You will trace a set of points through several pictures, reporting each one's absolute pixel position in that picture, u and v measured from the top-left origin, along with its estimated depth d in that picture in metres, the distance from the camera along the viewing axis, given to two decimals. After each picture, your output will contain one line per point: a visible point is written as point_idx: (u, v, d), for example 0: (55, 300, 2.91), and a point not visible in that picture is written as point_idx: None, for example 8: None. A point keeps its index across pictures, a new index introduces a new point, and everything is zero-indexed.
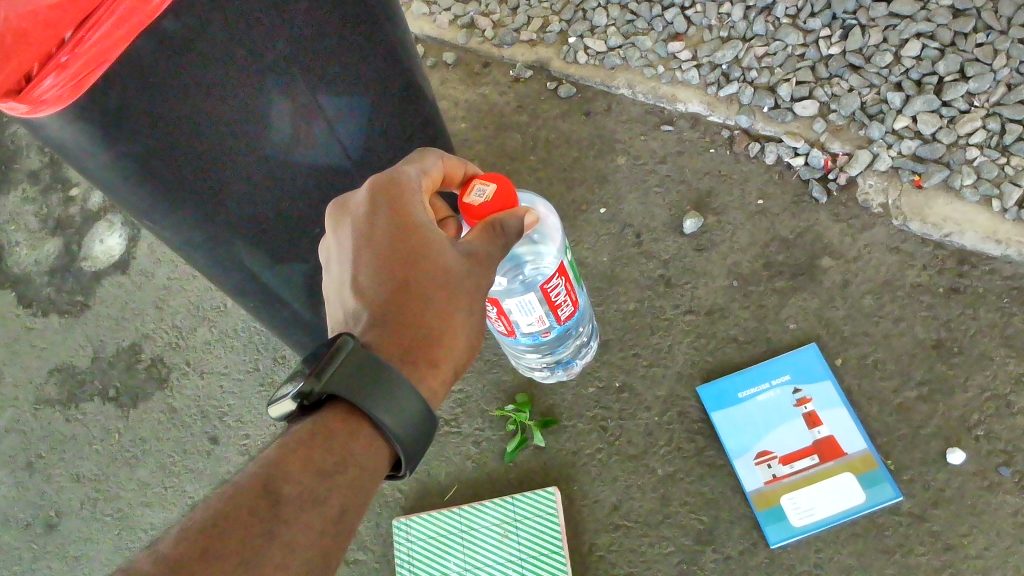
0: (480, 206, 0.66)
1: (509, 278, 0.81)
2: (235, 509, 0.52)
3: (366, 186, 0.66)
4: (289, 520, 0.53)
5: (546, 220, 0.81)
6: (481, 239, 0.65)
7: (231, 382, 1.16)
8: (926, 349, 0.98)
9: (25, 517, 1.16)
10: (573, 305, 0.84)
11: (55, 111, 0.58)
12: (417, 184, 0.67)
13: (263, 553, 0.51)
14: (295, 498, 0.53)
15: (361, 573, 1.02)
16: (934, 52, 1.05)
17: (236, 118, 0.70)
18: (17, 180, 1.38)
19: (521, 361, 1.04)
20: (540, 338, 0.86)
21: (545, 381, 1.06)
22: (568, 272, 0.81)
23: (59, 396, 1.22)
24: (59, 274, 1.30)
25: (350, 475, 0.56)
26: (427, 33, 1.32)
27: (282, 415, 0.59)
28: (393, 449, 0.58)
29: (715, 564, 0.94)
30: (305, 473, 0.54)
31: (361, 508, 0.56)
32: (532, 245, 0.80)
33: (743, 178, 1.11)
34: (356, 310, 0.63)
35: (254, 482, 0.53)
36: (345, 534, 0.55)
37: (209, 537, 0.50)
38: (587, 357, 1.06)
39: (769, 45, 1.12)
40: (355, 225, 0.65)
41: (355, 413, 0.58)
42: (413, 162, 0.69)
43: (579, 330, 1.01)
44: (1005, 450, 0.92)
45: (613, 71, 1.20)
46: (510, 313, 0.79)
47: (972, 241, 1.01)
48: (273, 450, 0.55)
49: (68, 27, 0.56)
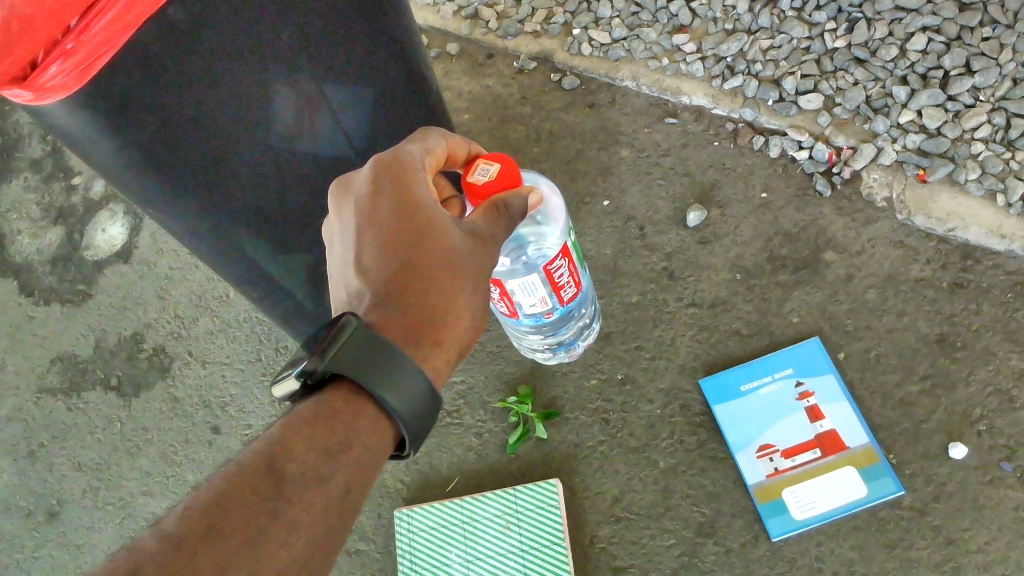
0: (483, 185, 0.66)
1: (512, 259, 0.81)
2: (239, 486, 0.52)
3: (369, 166, 0.66)
4: (293, 499, 0.53)
5: (548, 201, 0.82)
6: (486, 219, 0.64)
7: (233, 372, 1.16)
8: (929, 343, 0.98)
9: (27, 505, 1.16)
10: (575, 286, 0.84)
11: (59, 97, 0.58)
12: (421, 163, 0.67)
13: (267, 531, 0.51)
14: (298, 477, 0.53)
15: (362, 563, 1.02)
16: (940, 46, 1.05)
17: (241, 108, 0.70)
18: (19, 168, 1.37)
19: (522, 342, 1.05)
20: (542, 319, 0.86)
21: (546, 362, 1.06)
22: (571, 253, 0.81)
23: (61, 385, 1.22)
24: (61, 263, 1.30)
25: (353, 454, 0.56)
26: (431, 24, 1.32)
27: (284, 394, 0.59)
28: (395, 430, 0.58)
29: (715, 557, 0.94)
30: (308, 453, 0.55)
31: (364, 488, 0.57)
32: (535, 226, 0.81)
33: (747, 171, 1.10)
34: (359, 290, 0.63)
35: (257, 461, 0.53)
36: (348, 513, 0.55)
37: (212, 515, 0.50)
38: (588, 339, 1.06)
39: (774, 37, 1.11)
40: (359, 204, 0.65)
41: (358, 393, 0.58)
42: (416, 141, 0.69)
43: (582, 312, 1.01)
44: (1007, 445, 0.93)
45: (617, 63, 1.20)
46: (513, 294, 0.79)
47: (976, 236, 1.01)
48: (276, 430, 0.55)
49: (73, 13, 0.55)
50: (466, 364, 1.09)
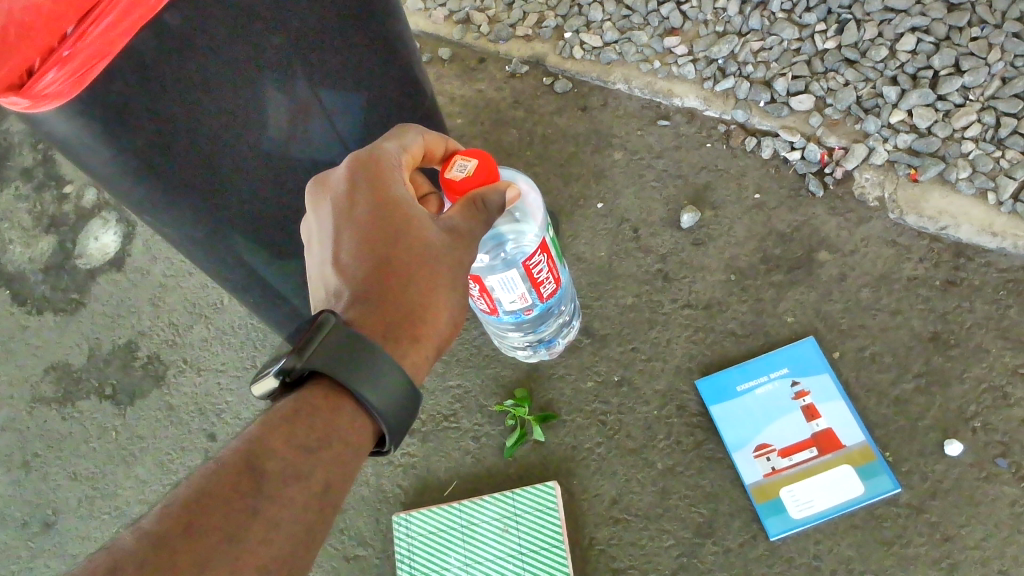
0: (462, 180, 0.67)
1: (491, 256, 0.81)
2: (218, 484, 0.51)
3: (345, 165, 0.66)
4: (272, 494, 0.53)
5: (526, 196, 0.81)
6: (463, 215, 0.65)
7: (229, 378, 1.15)
8: (923, 341, 0.99)
9: (21, 516, 1.15)
10: (554, 282, 0.85)
11: (55, 105, 0.58)
12: (397, 160, 0.67)
13: (247, 527, 0.51)
14: (278, 473, 0.53)
15: (361, 569, 1.02)
16: (929, 46, 1.05)
17: (237, 116, 0.70)
18: (10, 177, 1.37)
19: (505, 340, 1.06)
20: (522, 316, 0.86)
21: (528, 361, 1.07)
22: (549, 249, 0.82)
23: (55, 394, 1.21)
24: (53, 272, 1.29)
25: (334, 451, 0.56)
26: (422, 29, 1.32)
27: (264, 393, 0.59)
28: (377, 425, 0.58)
29: (714, 557, 0.94)
30: (288, 450, 0.54)
31: (344, 484, 0.57)
32: (514, 224, 0.80)
33: (740, 172, 1.11)
34: (338, 287, 0.63)
35: (237, 457, 0.53)
36: (329, 509, 0.55)
37: (191, 513, 0.50)
38: (568, 337, 1.07)
39: (765, 39, 1.12)
40: (335, 202, 0.65)
41: (337, 390, 0.58)
42: (393, 139, 0.69)
43: (561, 309, 1.02)
44: (1001, 441, 0.93)
45: (610, 66, 1.20)
46: (493, 291, 0.80)
47: (969, 234, 1.01)
48: (256, 427, 0.55)
49: (70, 21, 0.55)
50: (463, 368, 1.09)
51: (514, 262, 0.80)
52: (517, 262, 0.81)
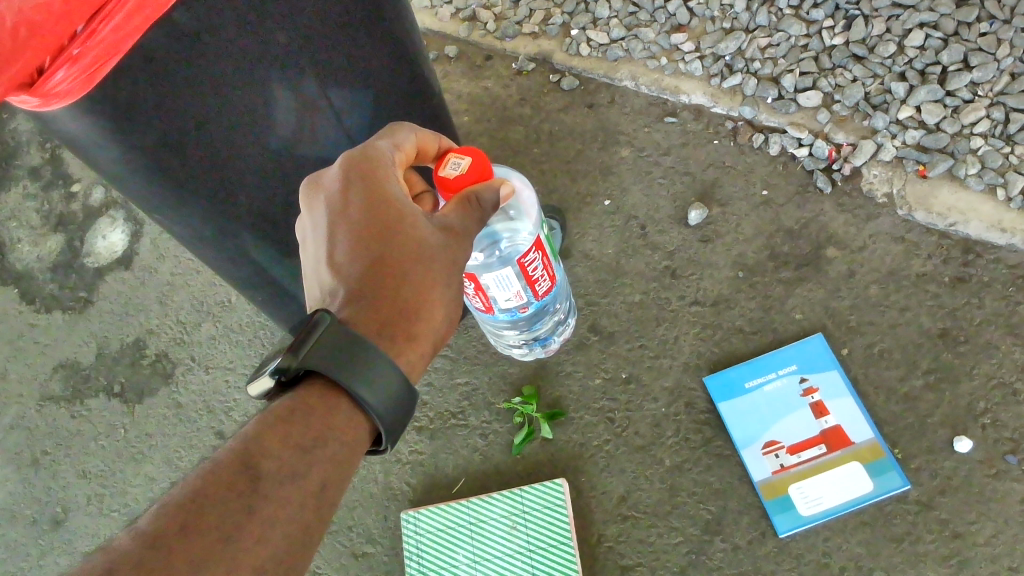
0: (456, 178, 0.68)
1: (485, 254, 0.81)
2: (213, 484, 0.51)
3: (338, 164, 0.66)
4: (269, 494, 0.53)
5: (520, 194, 0.81)
6: (458, 212, 0.65)
7: (237, 376, 1.16)
8: (932, 338, 0.98)
9: (31, 513, 1.16)
10: (549, 280, 0.85)
11: (66, 103, 0.59)
12: (391, 158, 0.67)
13: (243, 527, 0.51)
14: (274, 472, 0.54)
15: (370, 566, 1.02)
16: (937, 41, 1.05)
17: (246, 114, 0.70)
18: (18, 176, 1.37)
19: (501, 339, 1.06)
20: (518, 314, 0.86)
21: (523, 359, 1.08)
22: (544, 246, 0.82)
23: (64, 392, 1.22)
24: (62, 270, 1.30)
25: (329, 450, 0.56)
26: (429, 27, 1.32)
27: (260, 392, 0.59)
28: (372, 424, 0.59)
29: (723, 554, 0.94)
30: (283, 449, 0.55)
31: (341, 484, 0.57)
32: (508, 221, 0.80)
33: (747, 169, 1.11)
34: (333, 286, 0.62)
35: (233, 456, 0.53)
36: (325, 509, 0.55)
37: (188, 512, 0.50)
38: (564, 334, 1.07)
39: (772, 36, 1.12)
40: (330, 201, 0.65)
41: (333, 389, 0.58)
42: (386, 137, 0.69)
43: (557, 307, 1.01)
44: (1011, 438, 0.93)
45: (616, 63, 1.20)
46: (487, 289, 0.80)
47: (978, 230, 1.01)
48: (252, 427, 0.55)
49: (80, 19, 0.55)
50: (471, 365, 1.09)
51: (508, 260, 0.80)
52: (512, 260, 0.80)
